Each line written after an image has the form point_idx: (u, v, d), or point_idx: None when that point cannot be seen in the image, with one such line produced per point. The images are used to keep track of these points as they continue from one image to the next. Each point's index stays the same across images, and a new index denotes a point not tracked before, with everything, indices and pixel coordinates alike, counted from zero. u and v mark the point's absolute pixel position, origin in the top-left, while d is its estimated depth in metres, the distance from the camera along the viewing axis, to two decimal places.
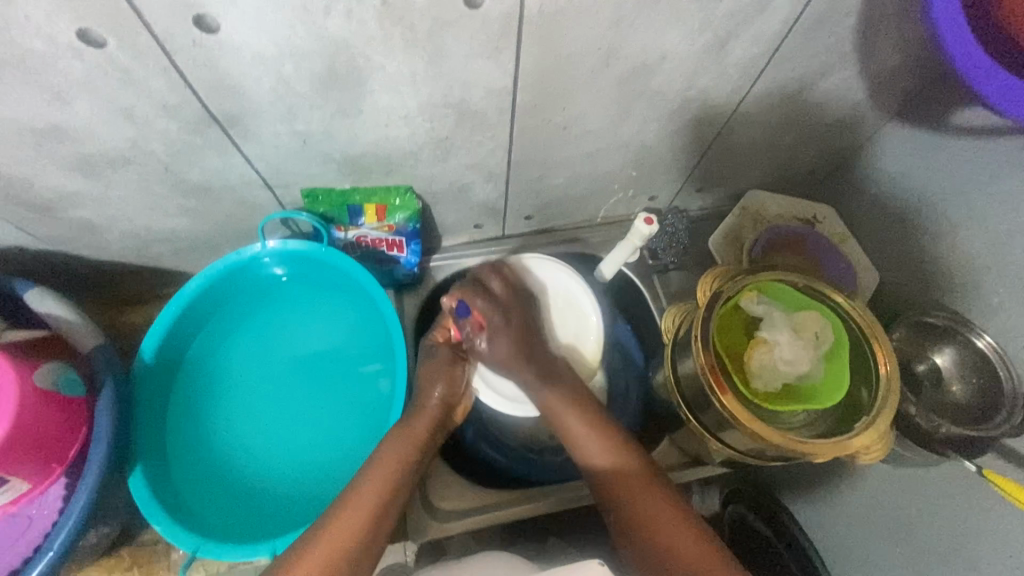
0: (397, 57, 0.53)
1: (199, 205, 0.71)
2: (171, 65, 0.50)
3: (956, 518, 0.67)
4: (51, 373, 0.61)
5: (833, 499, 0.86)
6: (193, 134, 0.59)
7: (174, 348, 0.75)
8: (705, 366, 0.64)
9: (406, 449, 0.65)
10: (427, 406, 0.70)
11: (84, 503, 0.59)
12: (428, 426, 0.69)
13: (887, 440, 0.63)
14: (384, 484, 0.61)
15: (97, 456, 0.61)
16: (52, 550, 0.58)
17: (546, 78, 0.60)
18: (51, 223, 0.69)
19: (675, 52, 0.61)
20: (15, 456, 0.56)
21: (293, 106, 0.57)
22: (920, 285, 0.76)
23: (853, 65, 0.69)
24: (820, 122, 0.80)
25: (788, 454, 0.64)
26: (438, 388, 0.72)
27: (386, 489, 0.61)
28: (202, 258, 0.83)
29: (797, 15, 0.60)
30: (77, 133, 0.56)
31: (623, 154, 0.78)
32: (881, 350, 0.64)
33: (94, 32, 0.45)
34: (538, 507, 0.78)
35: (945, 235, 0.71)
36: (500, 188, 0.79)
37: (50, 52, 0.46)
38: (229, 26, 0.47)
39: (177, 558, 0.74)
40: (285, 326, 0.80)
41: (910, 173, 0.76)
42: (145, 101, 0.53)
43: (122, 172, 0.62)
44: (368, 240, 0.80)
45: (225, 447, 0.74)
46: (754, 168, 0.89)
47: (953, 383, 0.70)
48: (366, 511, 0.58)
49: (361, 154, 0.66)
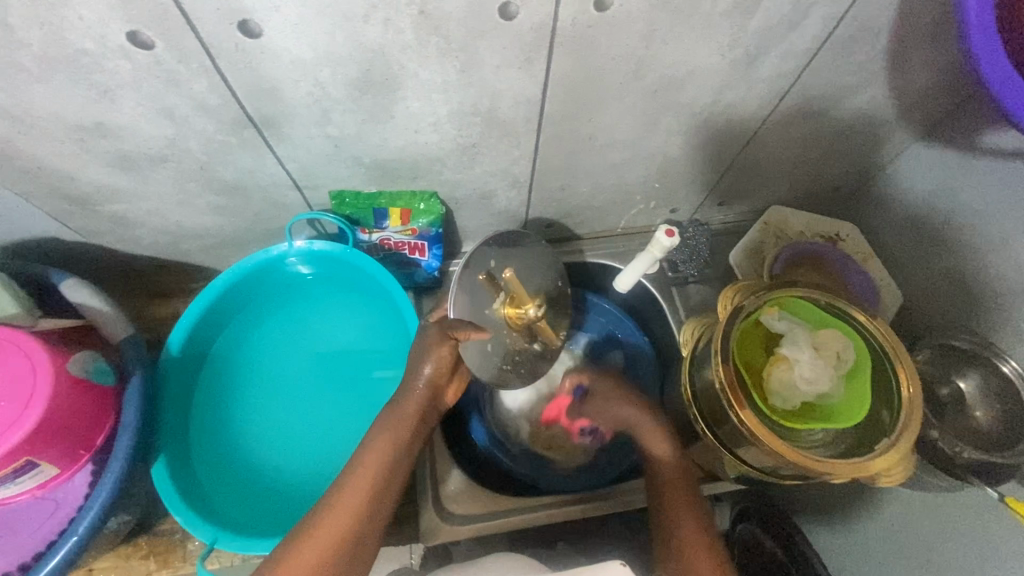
0: (430, 65, 0.54)
1: (230, 203, 0.72)
2: (213, 68, 0.51)
3: (978, 545, 0.66)
4: (82, 361, 0.63)
5: (848, 520, 0.85)
6: (229, 134, 0.60)
7: (200, 342, 0.77)
8: (725, 381, 0.63)
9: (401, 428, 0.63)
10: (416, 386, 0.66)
11: (110, 490, 0.60)
12: (418, 404, 0.66)
13: (909, 464, 0.62)
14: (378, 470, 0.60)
15: (124, 444, 0.62)
16: (76, 535, 0.59)
17: (575, 90, 0.61)
18: (87, 216, 0.71)
19: (704, 67, 0.61)
20: (46, 441, 0.58)
21: (328, 110, 0.58)
22: (945, 307, 0.75)
23: (882, 84, 0.69)
24: (847, 140, 0.79)
25: (806, 473, 0.63)
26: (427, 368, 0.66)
27: (379, 474, 0.60)
28: (228, 255, 0.85)
29: (828, 32, 0.60)
30: (119, 130, 0.57)
31: (647, 166, 0.79)
32: (905, 372, 0.63)
33: (143, 34, 0.47)
34: (552, 515, 0.77)
35: (974, 258, 0.70)
36: (523, 196, 0.80)
37: (100, 52, 0.48)
38: (271, 31, 0.48)
39: (193, 549, 0.75)
40: (308, 324, 0.82)
41: (937, 194, 0.76)
42: (186, 102, 0.55)
43: (158, 169, 0.64)
44: (391, 243, 0.81)
45: (245, 441, 0.75)
46: (777, 184, 0.89)
47: (977, 409, 0.68)
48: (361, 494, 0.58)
49: (390, 159, 0.68)
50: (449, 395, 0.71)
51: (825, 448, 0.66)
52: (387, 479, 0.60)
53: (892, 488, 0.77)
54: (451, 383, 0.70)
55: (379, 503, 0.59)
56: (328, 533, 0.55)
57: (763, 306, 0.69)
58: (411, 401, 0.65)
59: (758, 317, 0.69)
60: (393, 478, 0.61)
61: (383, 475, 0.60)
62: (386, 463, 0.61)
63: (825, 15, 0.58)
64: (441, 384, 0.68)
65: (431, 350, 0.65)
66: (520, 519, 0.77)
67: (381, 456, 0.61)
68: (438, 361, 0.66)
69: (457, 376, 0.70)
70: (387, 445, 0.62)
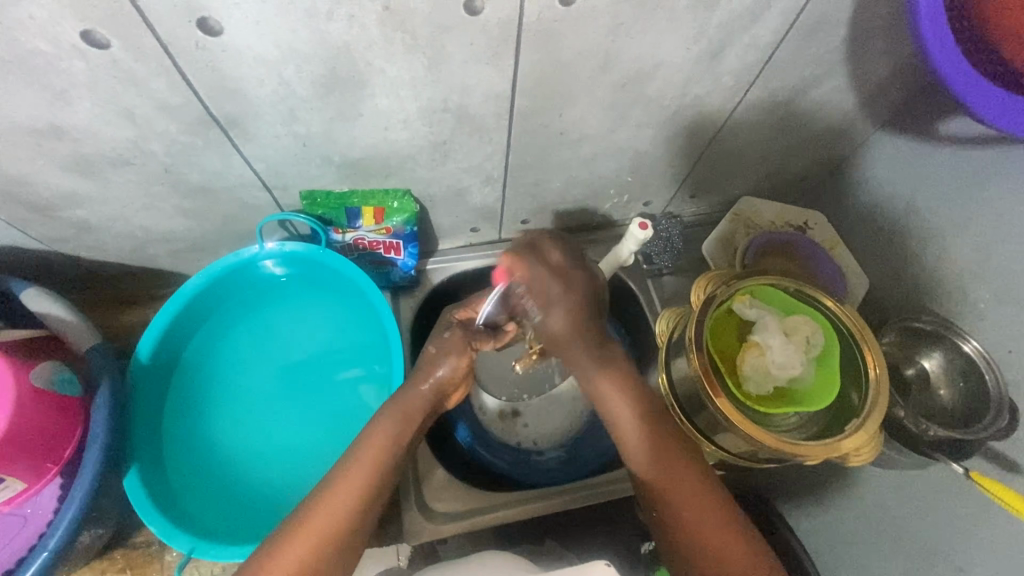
0: (398, 62, 0.54)
1: (197, 206, 0.71)
2: (173, 67, 0.50)
3: (945, 518, 0.68)
4: (47, 372, 0.61)
5: (821, 502, 0.87)
6: (193, 135, 0.59)
7: (171, 348, 0.75)
8: (700, 369, 0.65)
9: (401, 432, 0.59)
10: (425, 384, 0.63)
11: (80, 503, 0.59)
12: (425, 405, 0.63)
13: (877, 443, 0.64)
14: (369, 477, 0.56)
15: (93, 455, 0.61)
16: (47, 551, 0.58)
17: (544, 85, 0.61)
18: (47, 222, 0.68)
19: (670, 60, 0.62)
20: (11, 456, 0.56)
21: (294, 108, 0.58)
22: (907, 290, 0.77)
23: (842, 74, 0.71)
24: (812, 130, 0.81)
25: (780, 456, 0.65)
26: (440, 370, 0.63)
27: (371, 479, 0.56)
28: (198, 259, 0.83)
29: (789, 25, 0.61)
30: (78, 133, 0.56)
31: (619, 159, 0.79)
32: (871, 353, 0.65)
33: (97, 33, 0.46)
34: (534, 509, 0.78)
35: (934, 241, 0.72)
36: (497, 193, 0.80)
37: (53, 52, 0.47)
38: (231, 29, 0.47)
39: (171, 559, 0.74)
40: (282, 327, 0.80)
41: (898, 181, 0.78)
42: (147, 103, 0.54)
43: (121, 173, 0.63)
44: (365, 243, 0.81)
45: (219, 448, 0.74)
46: (747, 175, 0.90)
47: (941, 387, 0.71)
48: (348, 502, 0.54)
49: (361, 157, 0.67)
50: (451, 400, 0.68)
51: (797, 432, 0.68)
52: (379, 489, 0.56)
53: (863, 469, 0.79)
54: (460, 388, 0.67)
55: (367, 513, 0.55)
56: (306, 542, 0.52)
57: (735, 295, 0.70)
58: (417, 401, 0.62)
59: (730, 305, 0.71)
60: (385, 486, 0.57)
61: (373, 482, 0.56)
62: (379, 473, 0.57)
63: (786, 7, 0.59)
64: (450, 389, 0.65)
65: (450, 353, 0.64)
66: (500, 516, 0.77)
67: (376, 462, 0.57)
68: (455, 368, 0.64)
69: (467, 382, 0.67)
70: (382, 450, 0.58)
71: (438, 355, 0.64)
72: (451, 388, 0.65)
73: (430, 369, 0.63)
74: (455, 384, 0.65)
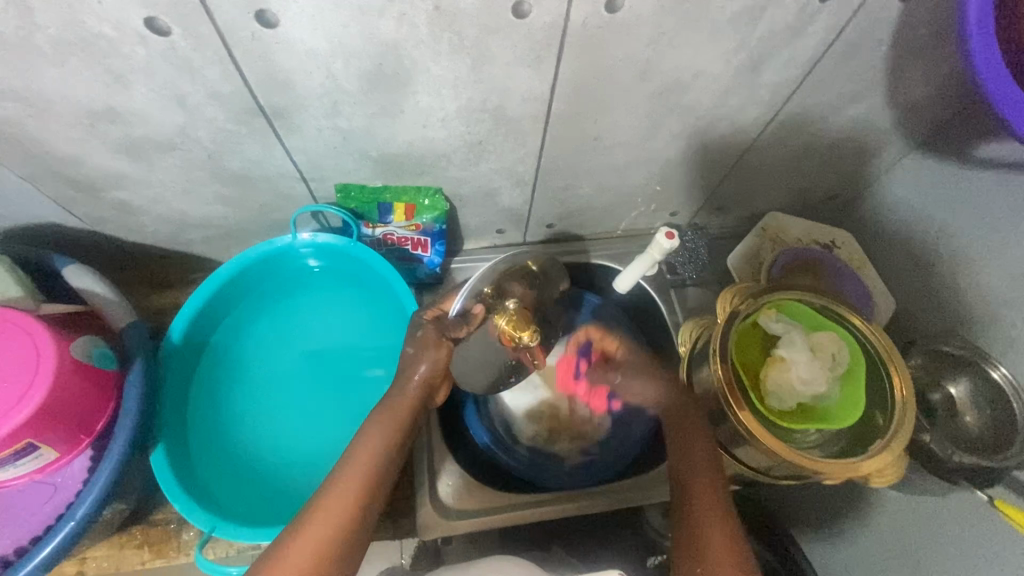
0: (443, 61, 0.55)
1: (235, 193, 0.72)
2: (228, 56, 0.52)
3: (968, 546, 0.67)
4: (85, 346, 0.63)
5: (839, 525, 0.85)
6: (239, 124, 0.61)
7: (202, 331, 0.77)
8: (724, 381, 0.64)
9: (390, 430, 0.61)
10: (410, 387, 0.63)
11: (109, 476, 0.60)
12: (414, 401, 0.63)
13: (901, 465, 0.63)
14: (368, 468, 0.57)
15: (125, 430, 0.62)
16: (74, 520, 0.59)
17: (582, 90, 0.62)
18: (91, 202, 0.71)
19: (709, 71, 0.63)
20: (46, 426, 0.58)
21: (338, 102, 0.59)
22: (935, 313, 0.76)
23: (880, 94, 0.71)
24: (845, 149, 0.81)
25: (801, 472, 0.64)
26: (420, 369, 0.63)
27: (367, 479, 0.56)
28: (230, 246, 0.85)
29: (830, 41, 0.62)
30: (131, 116, 0.58)
31: (650, 168, 0.80)
32: (898, 374, 0.64)
33: (160, 21, 0.48)
34: (551, 511, 0.78)
35: (965, 266, 0.72)
36: (525, 195, 0.81)
37: (116, 37, 0.49)
38: (287, 22, 0.49)
39: (188, 539, 0.75)
40: (309, 319, 0.82)
41: (931, 204, 0.77)
42: (198, 90, 0.56)
43: (166, 157, 0.64)
44: (394, 238, 0.82)
45: (242, 432, 0.75)
46: (775, 190, 0.90)
47: (967, 414, 0.70)
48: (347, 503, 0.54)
49: (397, 154, 0.68)
50: (440, 397, 0.69)
51: (819, 449, 0.68)
52: (376, 487, 0.57)
53: (881, 491, 0.78)
54: (444, 383, 0.69)
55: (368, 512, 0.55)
56: (308, 537, 0.51)
57: (762, 308, 0.70)
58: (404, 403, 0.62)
59: (756, 319, 0.70)
60: (382, 487, 0.57)
61: (373, 471, 0.57)
62: (374, 469, 0.57)
63: (828, 24, 0.59)
64: (436, 383, 0.66)
65: (426, 350, 0.63)
66: (515, 516, 0.77)
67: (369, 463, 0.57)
68: (434, 361, 0.63)
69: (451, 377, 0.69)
70: (377, 447, 0.59)
71: (417, 354, 0.63)
72: (435, 384, 0.65)
73: (412, 368, 0.63)
74: (440, 375, 0.65)
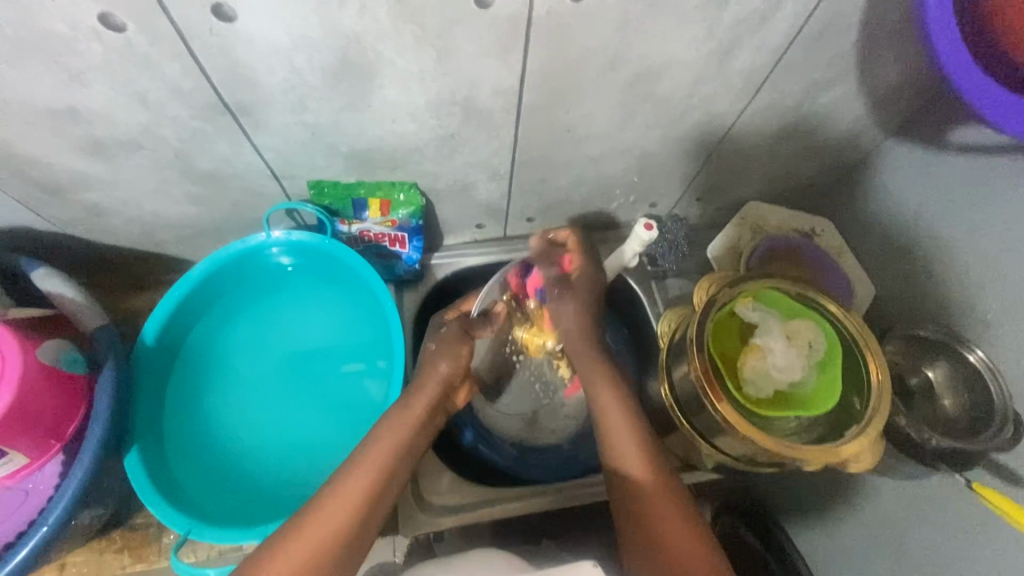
0: (408, 54, 0.55)
1: (206, 193, 0.72)
2: (187, 53, 0.51)
3: (946, 528, 0.67)
4: (54, 349, 0.62)
5: (823, 510, 0.86)
6: (204, 121, 0.60)
7: (176, 332, 0.77)
8: (700, 371, 0.64)
9: (408, 423, 0.63)
10: (429, 381, 0.67)
11: (81, 480, 0.60)
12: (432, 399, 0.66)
13: (877, 449, 0.63)
14: (391, 455, 0.60)
15: (97, 432, 0.62)
16: (46, 525, 0.58)
17: (551, 80, 0.62)
18: (59, 204, 0.70)
19: (679, 60, 0.62)
20: (15, 431, 0.58)
21: (305, 98, 0.58)
22: (911, 297, 0.77)
23: (852, 80, 0.71)
24: (821, 136, 0.81)
25: (780, 459, 0.64)
26: (443, 364, 0.68)
27: (389, 461, 0.59)
28: (206, 247, 0.84)
29: (798, 28, 0.61)
30: (93, 115, 0.57)
31: (626, 159, 0.79)
32: (873, 358, 0.64)
33: (115, 17, 0.47)
34: (533, 505, 0.77)
35: (941, 250, 0.72)
36: (502, 189, 0.81)
37: (70, 34, 0.48)
38: (245, 16, 0.48)
39: (168, 542, 0.74)
40: (285, 318, 0.81)
41: (907, 189, 0.78)
42: (160, 87, 0.55)
43: (133, 156, 0.64)
44: (371, 235, 0.81)
45: (219, 433, 0.75)
46: (754, 179, 0.90)
47: (945, 397, 0.69)
48: (359, 497, 0.56)
49: (369, 149, 0.68)
50: (457, 398, 0.75)
51: (797, 436, 0.67)
52: (395, 473, 0.59)
53: (864, 477, 0.78)
54: (462, 386, 0.74)
55: (387, 492, 0.58)
56: (336, 514, 0.54)
57: (738, 297, 0.70)
58: (420, 399, 0.65)
59: (732, 308, 0.70)
60: (397, 477, 0.59)
61: (397, 458, 0.60)
62: (396, 451, 0.60)
63: (796, 10, 0.59)
64: (455, 382, 0.70)
65: (452, 345, 0.69)
66: (498, 509, 0.77)
67: (393, 448, 0.60)
68: (456, 356, 0.69)
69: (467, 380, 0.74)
70: (389, 447, 0.60)
71: (440, 350, 0.69)
72: (457, 381, 0.70)
73: (435, 363, 0.68)
74: (458, 375, 0.69)
